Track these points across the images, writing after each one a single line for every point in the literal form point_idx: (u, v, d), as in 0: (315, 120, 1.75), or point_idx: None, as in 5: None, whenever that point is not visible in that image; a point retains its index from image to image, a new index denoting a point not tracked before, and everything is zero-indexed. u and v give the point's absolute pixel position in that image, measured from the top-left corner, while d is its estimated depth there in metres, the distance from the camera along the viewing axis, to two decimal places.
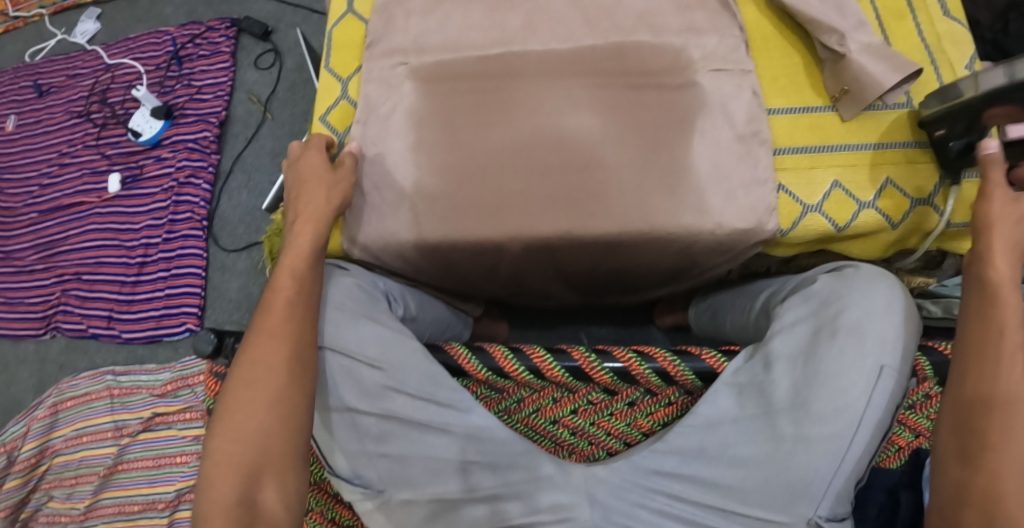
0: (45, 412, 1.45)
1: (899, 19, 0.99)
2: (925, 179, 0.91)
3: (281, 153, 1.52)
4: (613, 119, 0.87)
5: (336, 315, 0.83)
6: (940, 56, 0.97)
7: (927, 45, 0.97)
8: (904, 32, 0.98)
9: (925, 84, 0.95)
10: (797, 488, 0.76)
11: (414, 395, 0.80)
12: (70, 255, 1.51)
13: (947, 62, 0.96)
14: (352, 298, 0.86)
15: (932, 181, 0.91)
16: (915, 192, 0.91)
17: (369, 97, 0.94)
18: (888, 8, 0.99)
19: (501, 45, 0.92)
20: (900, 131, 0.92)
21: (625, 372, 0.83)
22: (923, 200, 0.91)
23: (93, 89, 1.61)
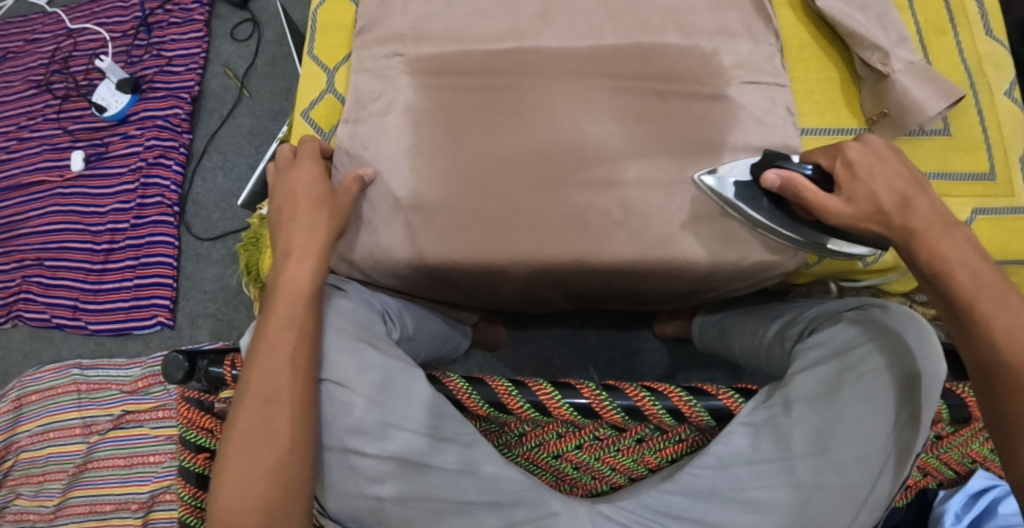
0: (8, 406, 1.36)
1: (940, 35, 0.90)
2: (959, 214, 0.84)
3: (260, 134, 1.41)
4: (635, 130, 0.79)
5: (330, 340, 0.72)
6: (980, 79, 0.88)
7: (967, 67, 0.88)
8: (944, 48, 0.89)
9: (963, 111, 0.87)
10: None
11: (416, 430, 0.69)
12: (31, 239, 1.41)
13: (987, 86, 0.88)
14: (354, 318, 0.76)
15: (965, 217, 0.84)
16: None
17: (360, 90, 0.84)
18: (928, 23, 0.90)
19: (511, 37, 0.83)
20: (934, 159, 0.85)
21: (636, 410, 0.73)
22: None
23: (53, 57, 1.48)
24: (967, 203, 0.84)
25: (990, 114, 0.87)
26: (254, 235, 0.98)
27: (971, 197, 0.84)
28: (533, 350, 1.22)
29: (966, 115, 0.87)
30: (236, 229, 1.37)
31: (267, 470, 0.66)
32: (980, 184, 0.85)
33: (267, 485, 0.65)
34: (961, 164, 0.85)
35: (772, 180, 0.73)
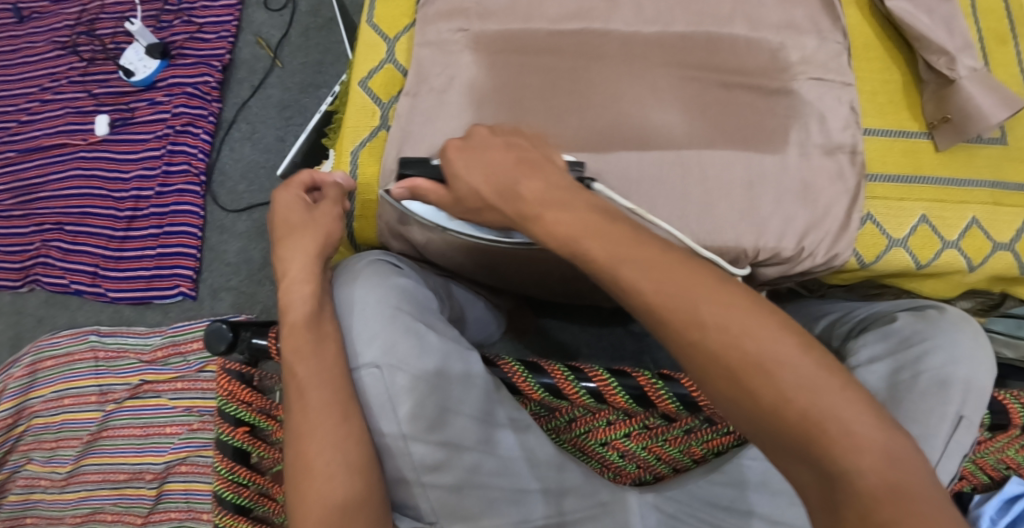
0: (22, 371, 1.34)
1: (1001, 43, 0.89)
2: (1010, 223, 0.83)
3: (290, 105, 1.39)
4: (700, 120, 0.78)
5: (390, 321, 0.69)
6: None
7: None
8: (1003, 59, 0.89)
9: (1020, 120, 0.86)
10: None
11: (474, 417, 0.70)
12: (51, 203, 1.38)
13: None
14: (411, 298, 0.73)
15: (1016, 225, 0.83)
16: (998, 235, 0.83)
17: (423, 64, 0.82)
18: (990, 30, 0.89)
19: (579, 18, 0.81)
20: (992, 168, 0.84)
21: (690, 400, 0.73)
22: (1005, 245, 0.83)
23: (79, 18, 1.45)
24: (1020, 212, 0.84)
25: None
26: None
27: (1023, 207, 0.84)
28: (560, 338, 1.21)
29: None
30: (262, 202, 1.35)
31: (336, 441, 0.65)
32: None
33: (343, 467, 0.64)
34: (1016, 174, 0.85)
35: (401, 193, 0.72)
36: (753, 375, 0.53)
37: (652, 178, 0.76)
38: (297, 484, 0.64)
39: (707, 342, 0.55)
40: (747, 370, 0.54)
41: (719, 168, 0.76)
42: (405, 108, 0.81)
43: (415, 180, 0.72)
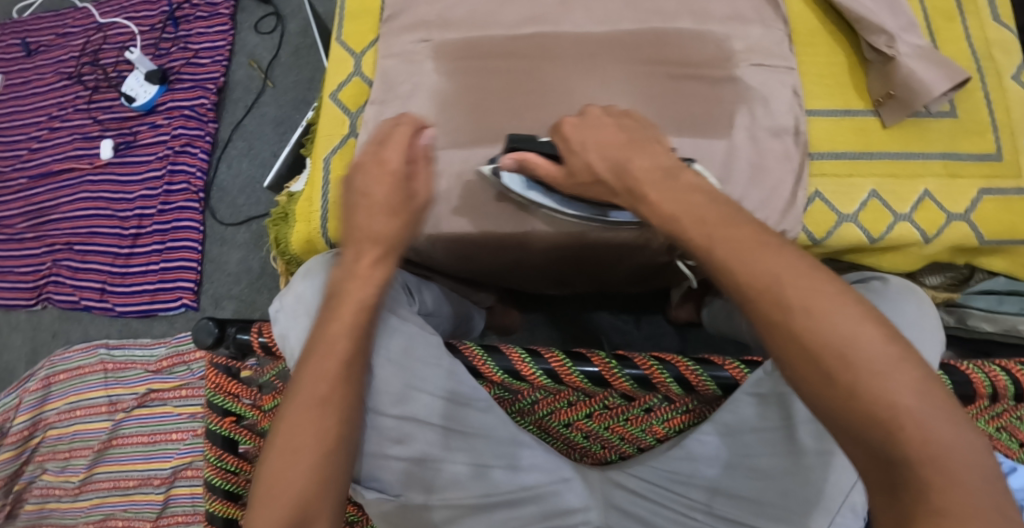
0: (37, 385, 1.41)
1: (949, 20, 0.90)
2: (965, 194, 0.84)
3: (284, 122, 1.45)
4: (648, 110, 0.82)
5: None
6: (988, 64, 0.88)
7: (974, 51, 0.89)
8: (951, 34, 0.89)
9: (970, 93, 0.87)
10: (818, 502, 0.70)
11: (438, 395, 0.74)
12: (62, 224, 1.46)
13: (994, 71, 0.88)
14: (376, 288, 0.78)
15: (971, 196, 0.84)
16: (952, 206, 0.84)
17: (388, 74, 0.88)
18: (937, 9, 0.90)
19: (532, 23, 0.87)
20: (944, 141, 0.85)
21: (645, 378, 0.76)
22: (960, 215, 0.84)
23: (84, 49, 1.54)
24: (975, 182, 0.84)
25: (998, 97, 0.87)
26: (282, 211, 0.95)
27: (978, 177, 0.85)
28: (547, 331, 1.24)
29: (973, 99, 0.87)
30: (260, 214, 1.41)
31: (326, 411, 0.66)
32: (987, 164, 0.85)
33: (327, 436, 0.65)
34: (969, 146, 0.85)
35: (507, 162, 0.76)
36: (829, 353, 0.54)
37: None
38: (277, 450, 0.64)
39: (761, 313, 0.56)
40: (829, 356, 0.54)
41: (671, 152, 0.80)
42: (371, 116, 0.86)
43: (526, 153, 0.75)
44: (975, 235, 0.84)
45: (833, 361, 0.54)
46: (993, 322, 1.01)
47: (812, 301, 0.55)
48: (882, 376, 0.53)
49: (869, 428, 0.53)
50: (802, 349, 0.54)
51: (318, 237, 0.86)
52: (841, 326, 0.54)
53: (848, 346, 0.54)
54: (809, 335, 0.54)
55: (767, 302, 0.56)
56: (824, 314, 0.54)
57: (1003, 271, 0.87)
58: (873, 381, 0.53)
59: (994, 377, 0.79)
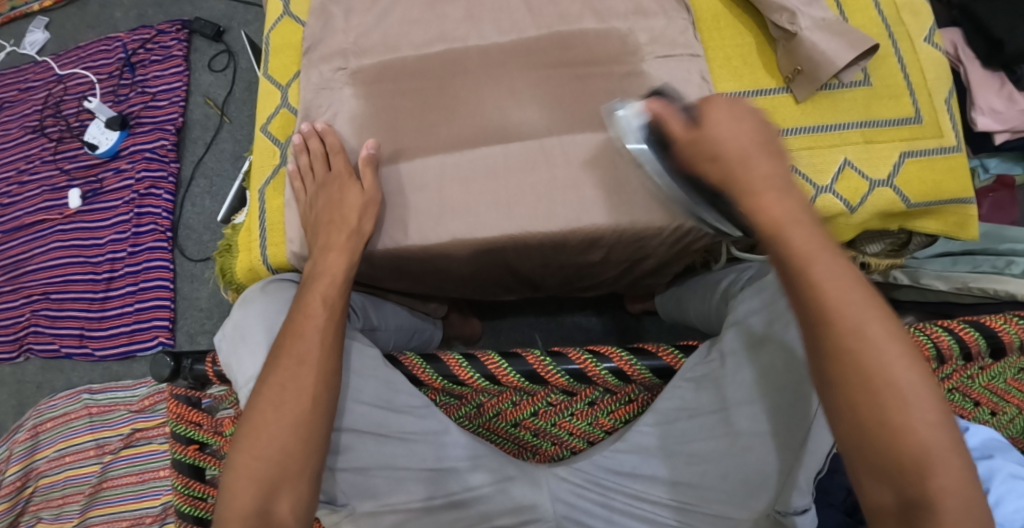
0: (25, 435, 1.42)
1: None
2: (886, 159, 0.85)
3: (242, 155, 1.49)
4: (558, 112, 0.87)
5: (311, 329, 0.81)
6: (899, 29, 0.89)
7: (885, 18, 0.90)
8: (860, 4, 0.90)
9: (882, 60, 0.88)
10: (753, 483, 0.73)
11: (382, 407, 0.79)
12: (37, 275, 1.49)
13: (906, 35, 0.89)
14: None
15: (892, 161, 0.85)
16: (873, 172, 0.85)
17: (310, 104, 0.93)
18: None
19: (443, 41, 0.92)
20: (856, 110, 0.86)
21: (581, 373, 0.78)
22: (883, 181, 0.84)
23: (46, 102, 1.57)
24: (895, 147, 0.85)
25: (911, 61, 0.88)
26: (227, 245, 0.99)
27: (898, 141, 0.86)
28: (510, 335, 1.26)
29: (887, 64, 0.88)
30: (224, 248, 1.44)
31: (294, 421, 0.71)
32: (906, 128, 0.86)
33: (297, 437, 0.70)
34: (885, 111, 0.86)
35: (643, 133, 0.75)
36: (884, 385, 0.60)
37: (519, 164, 0.86)
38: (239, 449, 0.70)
39: (841, 339, 0.60)
40: (888, 395, 0.60)
41: (578, 150, 0.86)
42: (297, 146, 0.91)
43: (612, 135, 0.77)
44: (899, 200, 0.84)
45: (887, 407, 0.59)
46: (946, 281, 0.98)
47: (882, 339, 0.60)
48: (927, 422, 0.59)
49: (890, 457, 0.59)
50: (852, 376, 0.60)
51: (260, 263, 0.91)
52: (898, 369, 0.60)
53: (902, 400, 0.59)
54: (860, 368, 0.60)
55: (845, 328, 0.60)
56: (888, 362, 0.60)
57: (937, 232, 0.88)
58: (887, 409, 0.59)
59: (937, 338, 0.79)
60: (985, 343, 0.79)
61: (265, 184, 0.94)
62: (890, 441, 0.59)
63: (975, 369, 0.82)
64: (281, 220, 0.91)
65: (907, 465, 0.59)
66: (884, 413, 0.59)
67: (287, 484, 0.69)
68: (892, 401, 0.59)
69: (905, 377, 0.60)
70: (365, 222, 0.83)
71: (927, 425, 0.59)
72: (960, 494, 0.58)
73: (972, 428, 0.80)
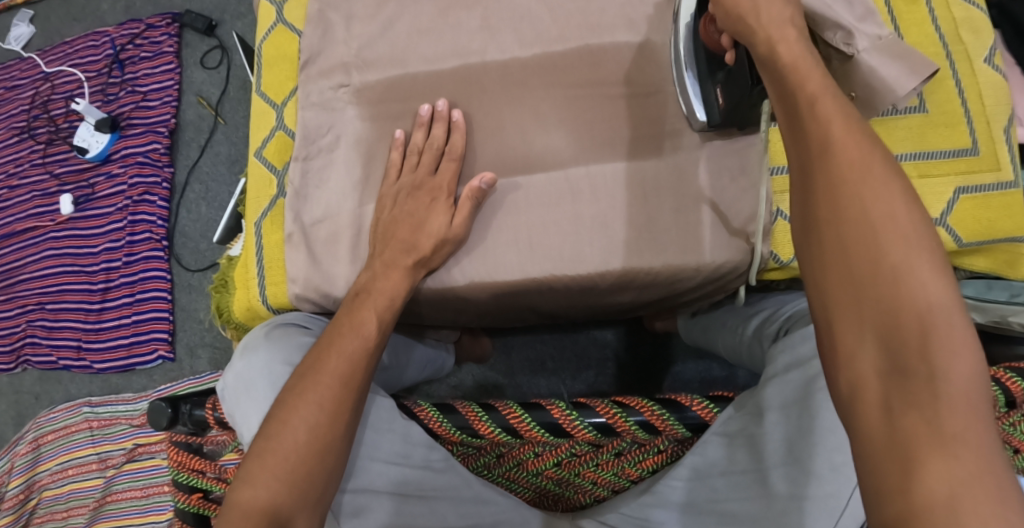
0: (26, 448, 1.39)
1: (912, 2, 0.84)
2: (941, 195, 0.79)
3: (238, 159, 1.42)
4: (580, 137, 0.81)
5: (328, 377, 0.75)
6: (956, 48, 0.82)
7: (943, 35, 0.83)
8: (915, 18, 0.83)
9: (939, 83, 0.81)
10: None
11: (393, 462, 0.74)
12: (30, 284, 1.44)
13: (965, 54, 0.82)
14: None
15: (948, 197, 0.78)
16: (925, 211, 0.79)
17: (307, 128, 0.87)
18: None
19: (457, 56, 0.85)
20: (911, 139, 0.80)
21: (608, 426, 0.73)
22: (937, 220, 0.78)
23: (33, 101, 1.50)
24: (950, 181, 0.79)
25: (970, 84, 0.81)
26: (223, 279, 0.93)
27: (954, 175, 0.79)
28: (523, 353, 1.22)
29: (944, 88, 0.81)
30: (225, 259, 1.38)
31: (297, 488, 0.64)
32: (963, 160, 0.79)
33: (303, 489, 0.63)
34: (940, 141, 0.80)
35: None
36: (872, 227, 0.52)
37: (539, 198, 0.81)
38: (251, 466, 0.64)
39: (825, 165, 0.55)
40: (864, 239, 0.52)
41: (601, 181, 0.80)
42: (297, 178, 0.85)
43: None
44: (953, 240, 0.78)
45: (863, 254, 0.52)
46: (982, 312, 0.88)
47: (865, 178, 0.53)
48: (909, 272, 0.50)
49: (862, 315, 0.51)
50: (829, 210, 0.54)
51: (259, 304, 0.85)
52: (886, 209, 0.52)
53: (879, 247, 0.52)
54: (844, 209, 0.53)
55: (816, 148, 0.56)
56: (878, 211, 0.52)
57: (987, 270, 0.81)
58: (885, 269, 0.51)
59: None
60: None
61: (261, 217, 0.88)
62: (869, 300, 0.51)
63: (1019, 417, 0.75)
64: (281, 257, 0.85)
65: (886, 318, 0.50)
66: (856, 259, 0.52)
67: (306, 510, 0.62)
68: (866, 241, 0.52)
69: (897, 219, 0.52)
70: (425, 241, 0.77)
71: (914, 285, 0.50)
72: (953, 369, 0.48)
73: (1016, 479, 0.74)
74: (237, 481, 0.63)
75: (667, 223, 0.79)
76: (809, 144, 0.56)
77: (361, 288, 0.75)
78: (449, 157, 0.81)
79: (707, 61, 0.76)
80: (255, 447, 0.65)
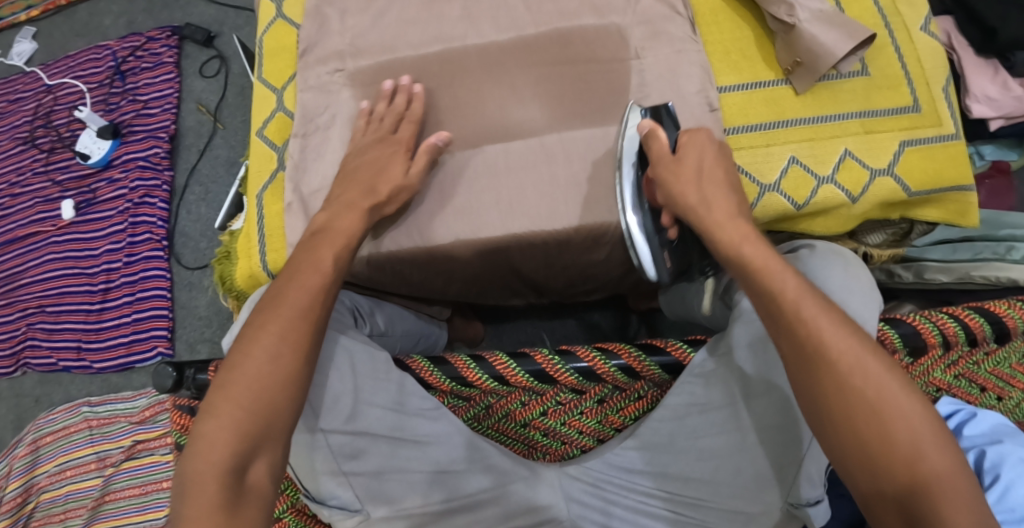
0: (26, 450, 1.41)
1: None
2: (886, 148, 0.85)
3: (237, 162, 1.48)
4: (562, 108, 0.87)
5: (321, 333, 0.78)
6: (895, 19, 0.89)
7: (881, 9, 0.89)
8: None
9: (880, 50, 0.88)
10: (765, 480, 0.73)
11: (388, 409, 0.77)
12: (32, 288, 1.47)
13: (902, 25, 0.89)
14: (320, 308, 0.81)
15: (893, 149, 0.84)
16: (874, 162, 0.84)
17: (307, 107, 0.93)
18: None
19: (443, 40, 0.91)
20: (856, 99, 0.86)
21: (590, 371, 0.78)
22: (883, 170, 0.84)
23: (36, 113, 1.56)
24: (895, 136, 0.85)
25: (909, 50, 0.88)
26: (226, 251, 0.98)
27: (898, 130, 0.85)
28: (514, 337, 1.26)
29: (885, 55, 0.88)
30: None
31: None
32: (906, 117, 0.86)
33: None
34: (884, 100, 0.86)
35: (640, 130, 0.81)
36: (875, 403, 0.61)
37: (518, 164, 0.86)
38: (255, 401, 0.67)
39: (820, 349, 0.63)
40: (869, 417, 0.61)
41: (581, 146, 0.86)
42: (298, 150, 0.91)
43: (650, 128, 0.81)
44: (900, 189, 0.84)
45: (871, 426, 0.61)
46: (948, 273, 0.97)
47: (853, 354, 0.63)
48: (912, 437, 0.60)
49: (877, 478, 0.60)
50: (834, 395, 0.62)
51: (260, 270, 0.90)
52: (881, 387, 0.62)
53: (885, 420, 0.61)
54: (847, 385, 0.62)
55: (803, 329, 0.64)
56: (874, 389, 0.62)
57: (937, 220, 0.87)
58: (891, 435, 0.60)
59: (942, 325, 0.78)
60: (991, 329, 0.79)
61: (262, 190, 0.93)
62: (883, 467, 0.60)
63: (982, 355, 0.81)
64: (281, 225, 0.90)
65: (899, 479, 0.60)
66: (863, 431, 0.61)
67: None
68: (870, 419, 0.61)
69: (891, 390, 0.62)
70: (384, 187, 0.82)
71: (917, 446, 0.60)
72: (960, 505, 0.58)
73: (979, 413, 0.78)
74: (244, 413, 0.67)
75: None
76: (796, 331, 0.64)
77: (321, 228, 0.79)
78: (410, 120, 0.86)
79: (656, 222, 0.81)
80: (258, 384, 0.68)
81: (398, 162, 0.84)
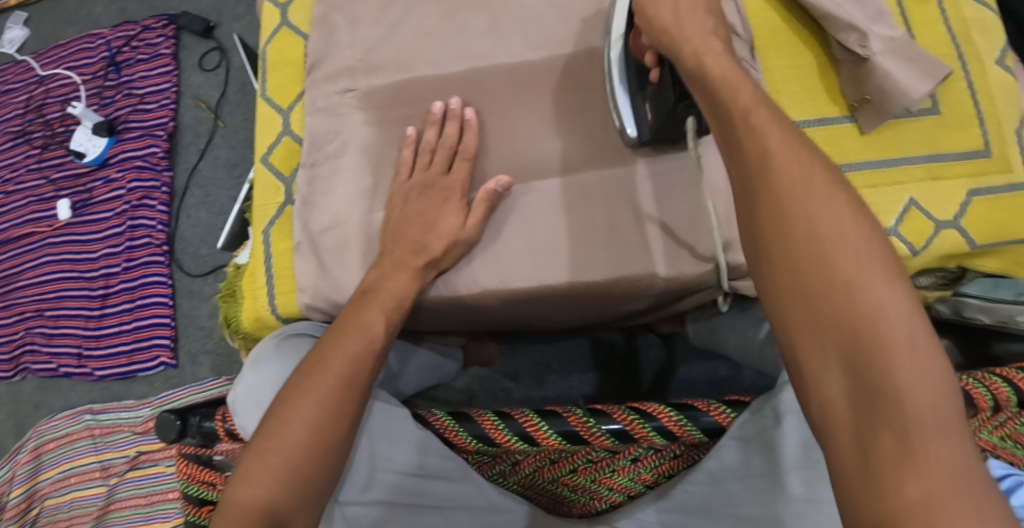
0: (27, 457, 1.36)
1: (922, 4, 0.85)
2: (952, 197, 0.80)
3: (236, 163, 1.40)
4: (590, 141, 0.80)
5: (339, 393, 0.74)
6: (968, 48, 0.84)
7: (954, 36, 0.84)
8: (927, 17, 0.85)
9: (951, 86, 0.83)
10: None
11: (410, 473, 0.72)
12: (28, 291, 1.42)
13: (976, 55, 0.84)
14: None
15: (959, 200, 0.80)
16: (940, 214, 0.80)
17: (315, 133, 0.85)
18: None
19: (465, 59, 0.84)
20: (923, 142, 0.81)
21: (625, 432, 0.72)
22: (949, 222, 0.80)
23: (28, 106, 1.48)
24: (963, 184, 0.81)
25: (981, 86, 0.83)
26: (230, 288, 0.93)
27: (963, 177, 0.81)
28: (529, 356, 1.21)
29: (956, 90, 0.83)
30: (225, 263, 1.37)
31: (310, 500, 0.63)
32: (974, 162, 0.81)
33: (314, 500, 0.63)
34: (951, 143, 0.82)
35: None
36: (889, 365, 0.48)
37: (551, 201, 0.80)
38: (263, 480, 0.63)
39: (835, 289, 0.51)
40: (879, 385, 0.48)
41: (618, 186, 0.79)
42: (305, 186, 0.84)
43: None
44: (964, 241, 0.80)
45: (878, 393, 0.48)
46: (987, 313, 0.83)
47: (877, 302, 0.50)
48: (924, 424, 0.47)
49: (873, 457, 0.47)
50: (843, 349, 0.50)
51: (267, 313, 0.84)
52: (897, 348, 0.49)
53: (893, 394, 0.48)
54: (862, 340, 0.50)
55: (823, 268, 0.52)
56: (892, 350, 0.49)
57: (995, 271, 0.83)
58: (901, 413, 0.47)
59: (995, 389, 0.70)
60: None
61: (268, 227, 0.87)
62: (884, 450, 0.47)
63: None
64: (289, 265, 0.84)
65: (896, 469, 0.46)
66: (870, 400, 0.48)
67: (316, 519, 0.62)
68: (880, 384, 0.48)
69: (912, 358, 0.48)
70: (436, 243, 0.77)
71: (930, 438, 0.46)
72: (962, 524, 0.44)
73: None
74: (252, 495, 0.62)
75: (681, 224, 0.78)
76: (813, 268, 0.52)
77: (368, 288, 0.74)
78: (462, 157, 0.80)
79: (636, 74, 0.75)
80: (267, 461, 0.63)
81: (448, 216, 0.78)
